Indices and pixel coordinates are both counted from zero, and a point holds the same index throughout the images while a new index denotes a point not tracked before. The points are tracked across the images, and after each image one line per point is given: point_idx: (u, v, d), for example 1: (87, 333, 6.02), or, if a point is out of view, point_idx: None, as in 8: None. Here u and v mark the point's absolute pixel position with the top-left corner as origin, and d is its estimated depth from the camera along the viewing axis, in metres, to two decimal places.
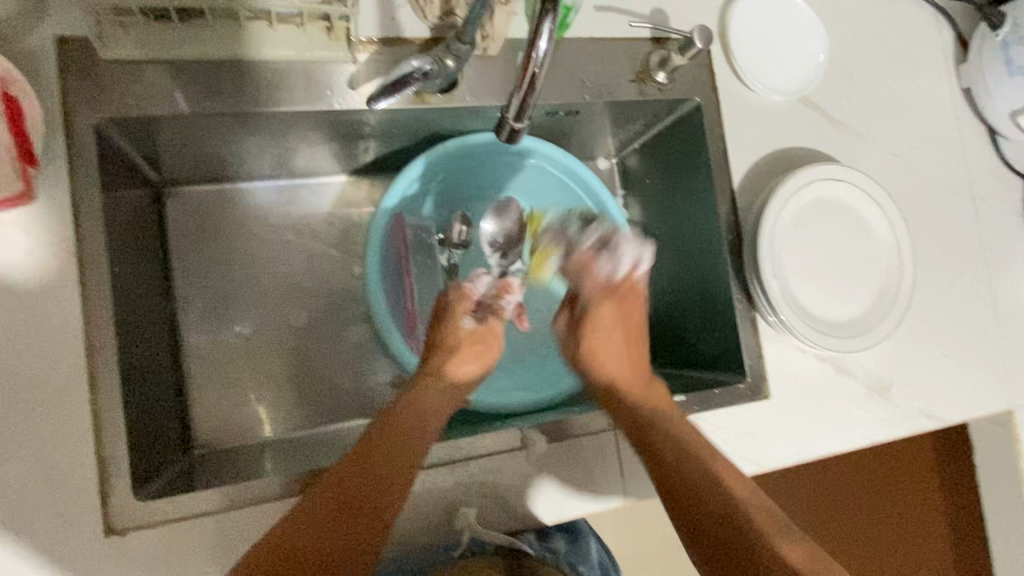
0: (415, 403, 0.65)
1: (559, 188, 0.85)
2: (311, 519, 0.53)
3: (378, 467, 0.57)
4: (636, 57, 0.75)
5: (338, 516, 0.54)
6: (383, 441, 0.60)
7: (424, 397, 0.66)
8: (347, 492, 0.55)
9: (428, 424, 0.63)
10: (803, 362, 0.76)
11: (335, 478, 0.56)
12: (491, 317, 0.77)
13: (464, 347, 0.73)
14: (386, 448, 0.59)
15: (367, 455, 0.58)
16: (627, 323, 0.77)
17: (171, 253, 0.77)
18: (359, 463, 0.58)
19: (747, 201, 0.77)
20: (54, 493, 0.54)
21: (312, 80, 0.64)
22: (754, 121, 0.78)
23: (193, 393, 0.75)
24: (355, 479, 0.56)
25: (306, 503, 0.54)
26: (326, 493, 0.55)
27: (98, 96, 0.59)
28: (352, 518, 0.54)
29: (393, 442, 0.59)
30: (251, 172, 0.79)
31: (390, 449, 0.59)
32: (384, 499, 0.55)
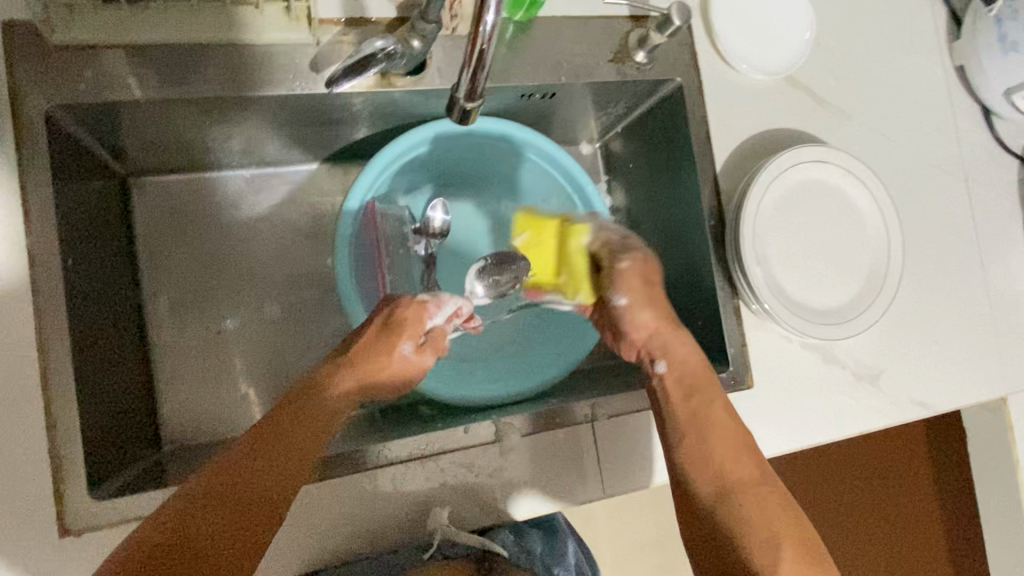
0: (316, 407, 0.56)
1: (537, 177, 0.83)
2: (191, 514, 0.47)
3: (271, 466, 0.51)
4: (614, 37, 0.72)
5: (214, 509, 0.47)
6: (273, 433, 0.53)
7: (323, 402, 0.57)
8: (228, 485, 0.49)
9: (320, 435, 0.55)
10: (789, 351, 0.74)
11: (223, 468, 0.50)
12: (428, 348, 0.65)
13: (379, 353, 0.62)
14: (278, 446, 0.52)
15: (257, 447, 0.52)
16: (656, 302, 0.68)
17: (139, 245, 0.75)
18: (239, 457, 0.51)
19: (731, 185, 0.75)
20: (8, 493, 0.52)
21: (273, 62, 0.62)
22: (738, 103, 0.76)
23: (162, 388, 0.73)
24: (236, 469, 0.50)
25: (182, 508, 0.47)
26: (209, 483, 0.49)
27: (49, 82, 0.56)
28: (234, 505, 0.48)
29: (284, 433, 0.53)
30: (219, 161, 0.77)
31: (277, 442, 0.52)
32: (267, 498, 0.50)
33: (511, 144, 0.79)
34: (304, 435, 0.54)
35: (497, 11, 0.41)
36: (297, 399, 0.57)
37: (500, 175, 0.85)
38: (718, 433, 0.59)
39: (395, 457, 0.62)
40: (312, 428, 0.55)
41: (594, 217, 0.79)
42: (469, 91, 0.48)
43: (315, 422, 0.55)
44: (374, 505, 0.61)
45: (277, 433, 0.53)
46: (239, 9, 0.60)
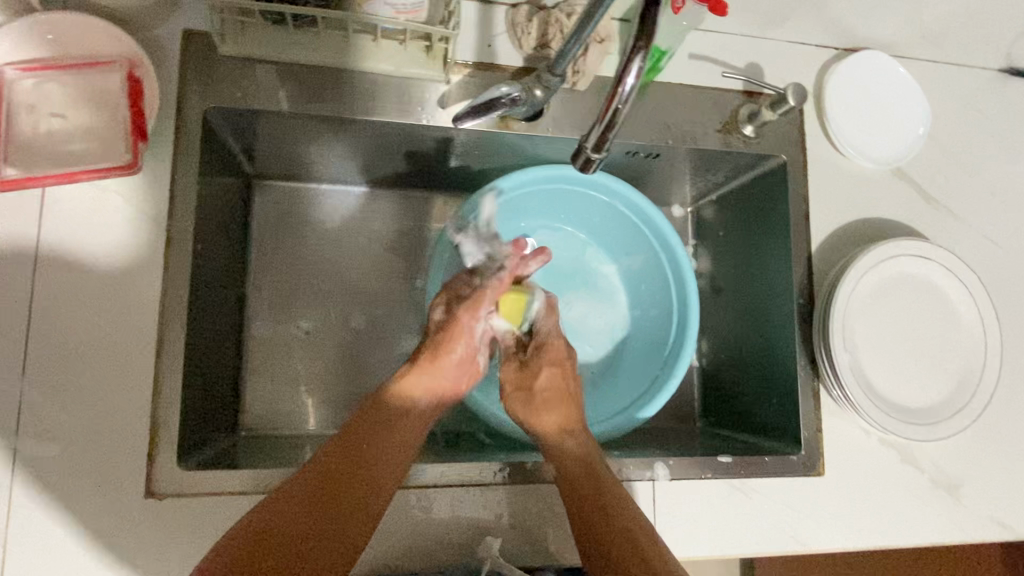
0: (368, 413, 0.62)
1: (627, 229, 0.84)
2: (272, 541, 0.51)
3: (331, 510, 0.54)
4: (724, 108, 0.74)
5: (322, 499, 0.54)
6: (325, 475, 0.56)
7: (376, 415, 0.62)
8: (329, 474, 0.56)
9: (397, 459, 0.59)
10: (863, 444, 0.72)
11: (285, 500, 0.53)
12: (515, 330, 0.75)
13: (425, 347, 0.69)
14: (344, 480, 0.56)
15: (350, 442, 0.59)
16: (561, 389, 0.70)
17: (252, 242, 0.81)
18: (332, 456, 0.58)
19: (824, 267, 0.74)
20: (110, 448, 0.56)
21: (404, 93, 0.67)
22: (840, 186, 0.76)
23: (248, 377, 0.78)
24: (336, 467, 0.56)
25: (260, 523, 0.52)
26: (312, 475, 0.56)
27: (210, 88, 0.63)
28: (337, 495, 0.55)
29: (374, 431, 0.60)
30: (335, 176, 0.82)
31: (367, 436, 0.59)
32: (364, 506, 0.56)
33: (609, 196, 0.81)
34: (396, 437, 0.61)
35: (637, 77, 0.43)
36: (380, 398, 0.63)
37: (589, 223, 0.88)
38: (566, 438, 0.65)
39: (454, 480, 0.63)
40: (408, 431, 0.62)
41: (680, 278, 0.80)
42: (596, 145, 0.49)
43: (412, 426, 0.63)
44: (427, 525, 0.62)
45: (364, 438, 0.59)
46: (386, 44, 0.64)
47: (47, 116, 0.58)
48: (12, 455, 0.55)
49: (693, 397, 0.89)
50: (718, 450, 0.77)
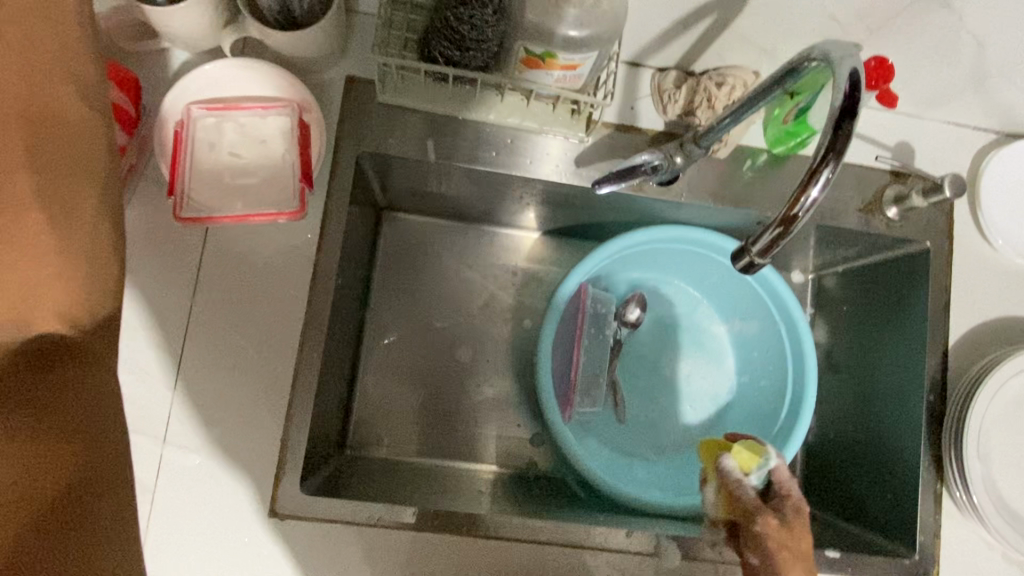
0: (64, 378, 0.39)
1: (744, 293, 0.83)
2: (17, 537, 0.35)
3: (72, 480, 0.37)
4: (868, 188, 0.71)
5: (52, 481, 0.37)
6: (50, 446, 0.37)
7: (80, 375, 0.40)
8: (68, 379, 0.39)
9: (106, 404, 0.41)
10: (986, 559, 0.67)
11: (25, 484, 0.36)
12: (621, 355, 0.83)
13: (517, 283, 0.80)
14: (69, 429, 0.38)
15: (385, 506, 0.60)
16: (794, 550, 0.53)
17: (375, 268, 0.85)
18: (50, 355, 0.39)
19: (960, 364, 0.70)
20: (242, 465, 0.60)
21: (544, 149, 0.68)
22: (987, 279, 0.72)
23: (358, 400, 0.81)
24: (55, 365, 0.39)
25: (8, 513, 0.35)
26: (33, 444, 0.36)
27: (364, 133, 0.66)
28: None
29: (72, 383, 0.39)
30: (459, 212, 0.85)
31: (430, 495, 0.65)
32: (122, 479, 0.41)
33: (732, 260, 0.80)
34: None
35: (824, 187, 0.42)
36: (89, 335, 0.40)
37: (703, 281, 0.86)
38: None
39: (550, 538, 0.65)
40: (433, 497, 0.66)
41: (798, 352, 0.78)
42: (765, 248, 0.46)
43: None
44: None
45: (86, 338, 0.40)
46: (534, 104, 0.66)
47: (223, 153, 0.60)
48: (158, 461, 0.59)
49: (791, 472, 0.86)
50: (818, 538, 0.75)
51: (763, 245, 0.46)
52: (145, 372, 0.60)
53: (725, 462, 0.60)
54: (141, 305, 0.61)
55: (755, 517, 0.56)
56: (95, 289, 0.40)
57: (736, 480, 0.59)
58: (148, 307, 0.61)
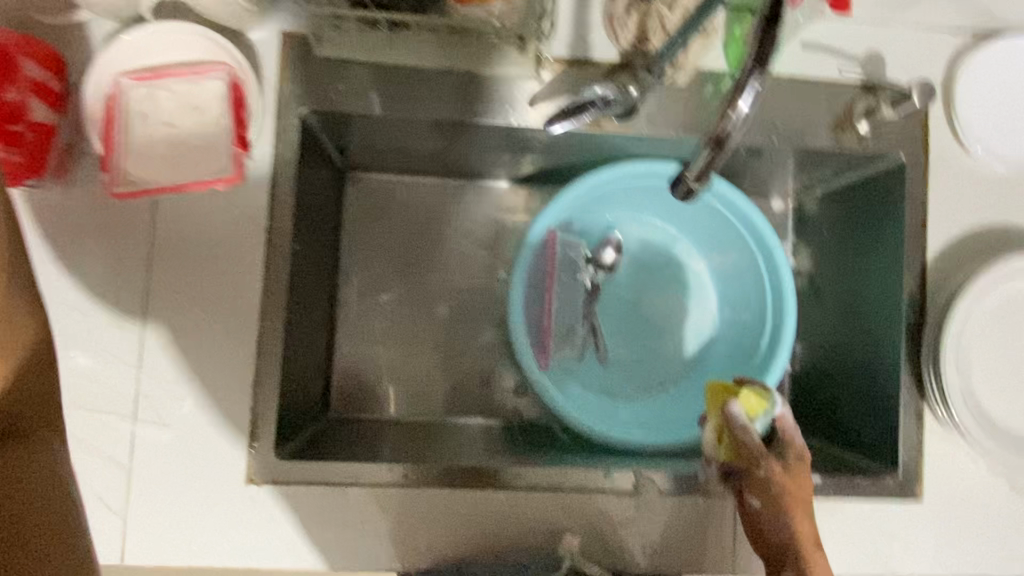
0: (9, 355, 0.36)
1: (720, 225, 0.80)
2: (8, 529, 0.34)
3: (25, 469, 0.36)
4: (839, 105, 0.68)
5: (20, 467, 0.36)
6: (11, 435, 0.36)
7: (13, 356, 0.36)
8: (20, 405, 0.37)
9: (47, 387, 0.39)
10: (969, 471, 0.67)
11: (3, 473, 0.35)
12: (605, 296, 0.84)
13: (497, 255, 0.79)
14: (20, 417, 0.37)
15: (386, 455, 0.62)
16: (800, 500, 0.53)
17: (343, 231, 0.83)
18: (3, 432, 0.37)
19: (940, 278, 0.68)
20: (215, 437, 0.61)
21: (495, 92, 0.65)
22: (967, 188, 0.69)
23: (338, 364, 0.81)
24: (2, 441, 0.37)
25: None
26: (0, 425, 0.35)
27: (306, 90, 0.64)
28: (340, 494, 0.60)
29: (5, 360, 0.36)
30: (423, 166, 0.82)
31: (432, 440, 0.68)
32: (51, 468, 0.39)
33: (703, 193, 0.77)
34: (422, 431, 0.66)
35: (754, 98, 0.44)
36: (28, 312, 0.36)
37: (679, 216, 0.84)
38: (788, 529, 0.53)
39: (532, 483, 0.65)
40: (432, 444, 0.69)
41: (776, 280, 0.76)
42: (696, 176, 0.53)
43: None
44: (504, 527, 0.64)
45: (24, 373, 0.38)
46: (478, 45, 0.63)
47: (157, 123, 0.59)
48: (132, 439, 0.60)
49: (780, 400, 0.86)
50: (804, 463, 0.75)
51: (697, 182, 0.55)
52: (109, 353, 0.60)
53: (735, 409, 0.55)
54: (99, 286, 0.61)
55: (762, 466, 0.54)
56: (22, 342, 0.37)
57: (745, 430, 0.55)
58: (104, 288, 0.61)
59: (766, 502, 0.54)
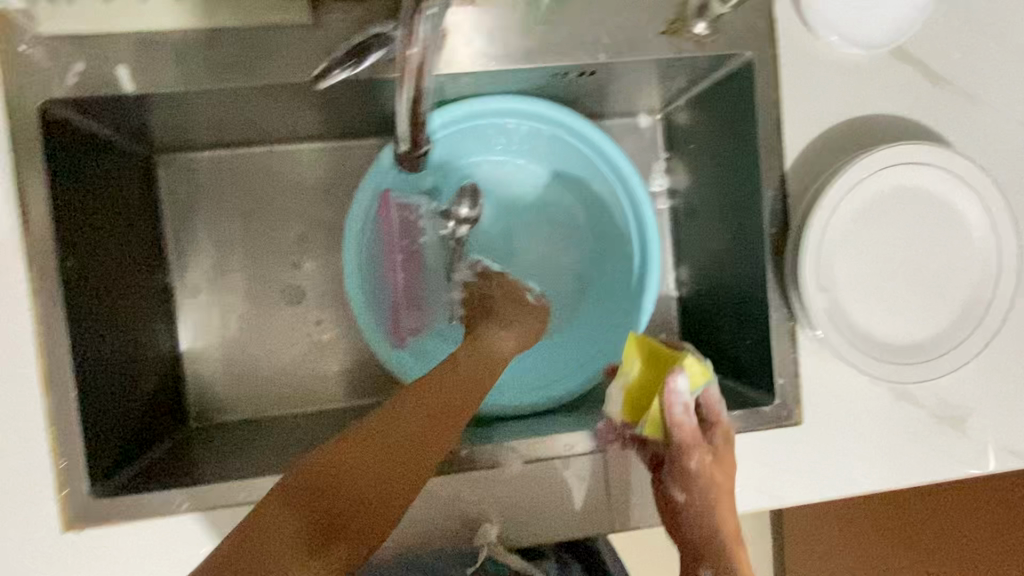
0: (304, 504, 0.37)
1: (577, 159, 0.73)
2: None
3: None
4: (669, 5, 0.60)
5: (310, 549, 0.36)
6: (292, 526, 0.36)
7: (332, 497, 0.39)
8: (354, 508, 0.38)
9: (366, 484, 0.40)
10: (849, 385, 0.64)
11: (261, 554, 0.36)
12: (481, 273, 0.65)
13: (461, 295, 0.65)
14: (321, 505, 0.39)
15: (429, 427, 0.45)
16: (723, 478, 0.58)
17: (166, 223, 0.74)
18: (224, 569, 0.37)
19: (802, 186, 0.62)
20: (19, 485, 0.55)
21: (264, 49, 0.56)
22: (822, 82, 0.62)
23: (190, 366, 0.75)
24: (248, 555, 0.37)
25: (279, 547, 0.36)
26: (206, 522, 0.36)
27: (38, 77, 0.54)
28: (320, 504, 0.40)
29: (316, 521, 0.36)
30: (242, 139, 0.73)
31: (457, 419, 0.47)
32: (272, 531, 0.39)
33: (544, 123, 0.69)
34: (448, 434, 0.46)
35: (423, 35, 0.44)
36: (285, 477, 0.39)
37: (540, 154, 0.74)
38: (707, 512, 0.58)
39: None
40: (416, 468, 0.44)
41: (635, 206, 0.71)
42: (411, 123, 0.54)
43: (469, 400, 0.48)
44: None
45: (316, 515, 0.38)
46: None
47: None
48: None
49: (672, 329, 0.83)
50: None
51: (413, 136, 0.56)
52: None
53: (678, 381, 0.58)
54: None
55: (691, 449, 0.58)
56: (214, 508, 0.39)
57: (684, 407, 0.58)
58: None
59: (689, 488, 0.58)
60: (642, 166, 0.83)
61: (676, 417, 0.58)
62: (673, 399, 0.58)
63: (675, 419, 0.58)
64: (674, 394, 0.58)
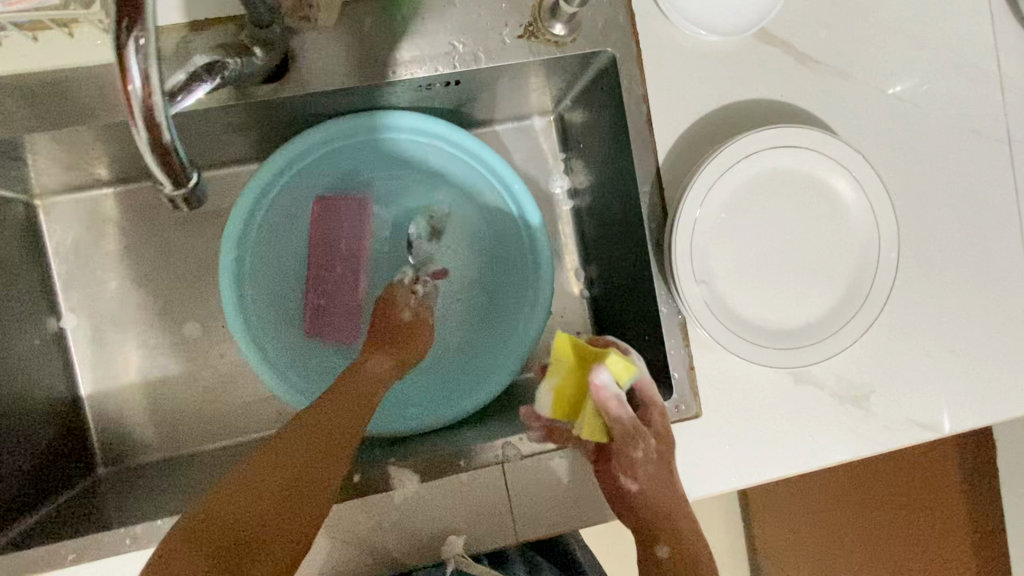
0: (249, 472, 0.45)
1: (466, 171, 0.72)
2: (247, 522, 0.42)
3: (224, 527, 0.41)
4: (524, 6, 0.59)
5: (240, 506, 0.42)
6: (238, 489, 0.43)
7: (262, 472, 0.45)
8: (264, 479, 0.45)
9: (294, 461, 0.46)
10: (747, 372, 0.64)
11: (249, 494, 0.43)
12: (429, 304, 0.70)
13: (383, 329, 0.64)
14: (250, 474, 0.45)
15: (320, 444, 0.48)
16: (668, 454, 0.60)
17: (54, 268, 0.73)
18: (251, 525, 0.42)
19: (677, 177, 0.62)
20: None
21: (112, 87, 0.56)
22: (687, 71, 0.61)
23: (93, 412, 0.74)
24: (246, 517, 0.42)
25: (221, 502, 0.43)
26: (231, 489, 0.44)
27: None
28: (220, 551, 0.40)
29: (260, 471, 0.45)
30: (124, 175, 0.72)
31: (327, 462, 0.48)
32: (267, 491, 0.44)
33: (411, 137, 0.69)
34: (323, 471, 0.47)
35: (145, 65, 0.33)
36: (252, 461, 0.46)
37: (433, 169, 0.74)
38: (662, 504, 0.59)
39: None
40: (299, 520, 0.45)
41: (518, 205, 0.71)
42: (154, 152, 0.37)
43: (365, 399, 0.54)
44: None
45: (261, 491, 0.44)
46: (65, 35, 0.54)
47: None
48: None
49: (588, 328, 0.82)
50: None
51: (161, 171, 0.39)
52: None
53: (602, 376, 0.62)
54: None
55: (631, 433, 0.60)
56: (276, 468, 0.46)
57: (616, 398, 0.61)
58: None
59: (637, 477, 0.59)
60: (543, 168, 0.82)
61: (609, 406, 0.61)
62: (601, 395, 0.61)
63: (610, 410, 0.61)
64: (601, 385, 0.61)
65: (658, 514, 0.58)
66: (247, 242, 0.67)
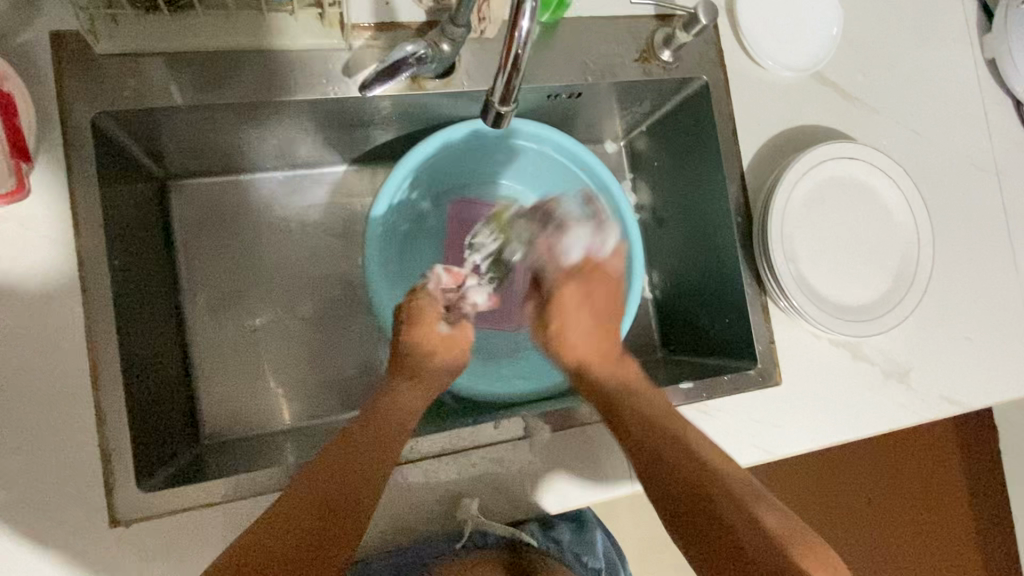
0: (298, 503, 0.53)
1: (560, 176, 0.83)
2: (294, 528, 0.52)
3: (290, 548, 0.51)
4: (640, 38, 0.73)
5: (299, 535, 0.51)
6: (281, 519, 0.52)
7: (310, 499, 0.53)
8: (304, 518, 0.52)
9: (342, 494, 0.54)
10: (815, 349, 0.75)
11: (287, 521, 0.52)
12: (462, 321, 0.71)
13: (422, 347, 0.66)
14: (289, 508, 0.53)
15: (345, 476, 0.55)
16: (598, 315, 0.70)
17: (177, 247, 0.77)
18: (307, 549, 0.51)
19: (757, 183, 0.75)
20: (59, 485, 0.55)
21: (304, 68, 0.63)
22: (763, 99, 0.76)
23: (201, 385, 0.76)
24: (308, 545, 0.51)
25: (272, 531, 0.51)
26: (285, 522, 0.52)
27: (93, 91, 0.59)
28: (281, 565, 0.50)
29: (305, 506, 0.53)
30: (253, 164, 0.79)
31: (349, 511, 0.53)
32: (300, 525, 0.52)
33: (523, 142, 0.80)
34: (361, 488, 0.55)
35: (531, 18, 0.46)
36: (295, 493, 0.54)
37: (525, 174, 0.85)
38: (574, 345, 0.68)
39: (427, 452, 0.65)
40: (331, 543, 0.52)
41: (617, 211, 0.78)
42: (503, 93, 0.53)
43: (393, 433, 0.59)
44: (408, 500, 0.63)
45: (299, 527, 0.52)
46: (273, 17, 0.62)
47: None
48: None
49: (651, 328, 0.92)
50: (679, 379, 0.80)
51: (502, 89, 0.52)
52: None
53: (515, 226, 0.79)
54: None
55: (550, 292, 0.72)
56: (305, 503, 0.53)
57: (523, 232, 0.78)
58: None
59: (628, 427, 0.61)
60: None
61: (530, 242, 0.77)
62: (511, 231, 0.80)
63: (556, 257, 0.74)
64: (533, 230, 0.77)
65: (639, 444, 0.60)
66: (389, 202, 0.76)
